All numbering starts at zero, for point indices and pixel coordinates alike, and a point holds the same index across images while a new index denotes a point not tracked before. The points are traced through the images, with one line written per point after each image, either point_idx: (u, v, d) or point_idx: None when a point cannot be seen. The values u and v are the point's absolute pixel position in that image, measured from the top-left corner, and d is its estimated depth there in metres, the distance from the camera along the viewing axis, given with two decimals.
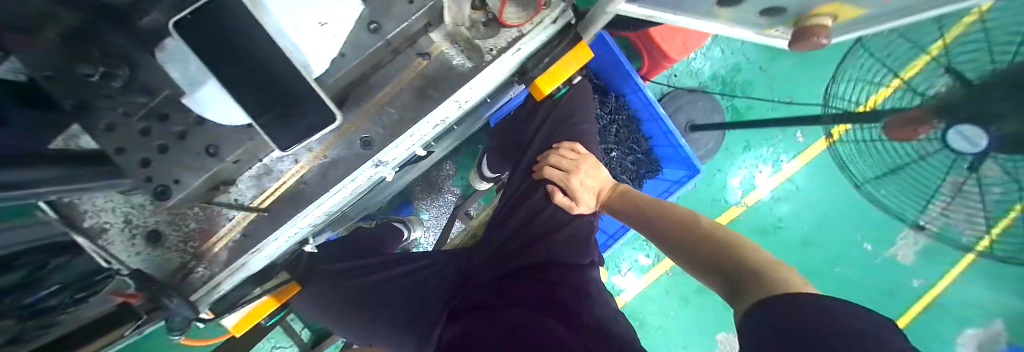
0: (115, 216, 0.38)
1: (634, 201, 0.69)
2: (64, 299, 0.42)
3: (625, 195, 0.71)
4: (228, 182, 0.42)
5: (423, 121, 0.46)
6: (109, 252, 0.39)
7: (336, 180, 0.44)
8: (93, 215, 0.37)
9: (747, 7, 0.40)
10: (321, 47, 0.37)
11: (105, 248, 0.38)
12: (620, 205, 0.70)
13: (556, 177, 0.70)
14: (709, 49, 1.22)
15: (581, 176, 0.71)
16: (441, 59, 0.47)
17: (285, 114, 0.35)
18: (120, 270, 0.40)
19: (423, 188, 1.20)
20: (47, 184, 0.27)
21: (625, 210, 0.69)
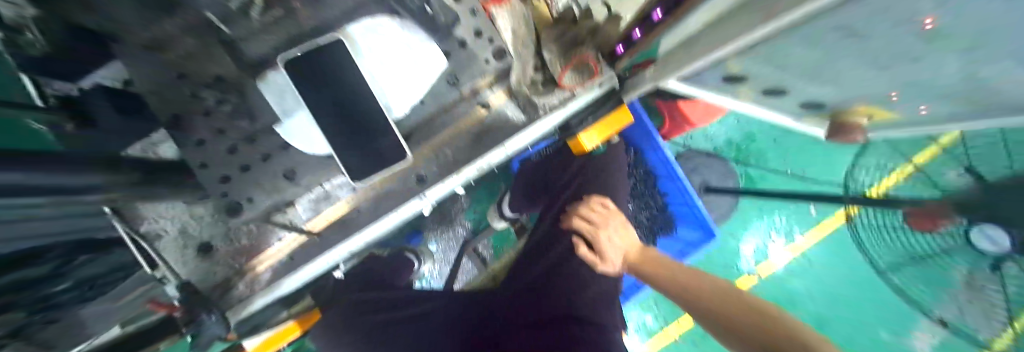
0: (172, 224, 0.40)
1: (658, 262, 0.69)
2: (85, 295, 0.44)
3: (649, 254, 0.72)
4: (291, 204, 0.44)
5: (476, 166, 0.48)
6: (160, 260, 0.39)
7: (386, 212, 0.46)
8: (152, 222, 0.38)
9: (790, 99, 0.45)
10: (404, 93, 0.42)
11: (157, 255, 0.39)
12: (644, 263, 0.70)
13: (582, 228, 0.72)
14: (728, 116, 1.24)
15: (609, 232, 0.71)
16: (498, 113, 0.49)
17: (363, 147, 0.39)
18: (163, 280, 0.40)
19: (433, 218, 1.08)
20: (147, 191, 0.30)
21: (645, 268, 0.70)
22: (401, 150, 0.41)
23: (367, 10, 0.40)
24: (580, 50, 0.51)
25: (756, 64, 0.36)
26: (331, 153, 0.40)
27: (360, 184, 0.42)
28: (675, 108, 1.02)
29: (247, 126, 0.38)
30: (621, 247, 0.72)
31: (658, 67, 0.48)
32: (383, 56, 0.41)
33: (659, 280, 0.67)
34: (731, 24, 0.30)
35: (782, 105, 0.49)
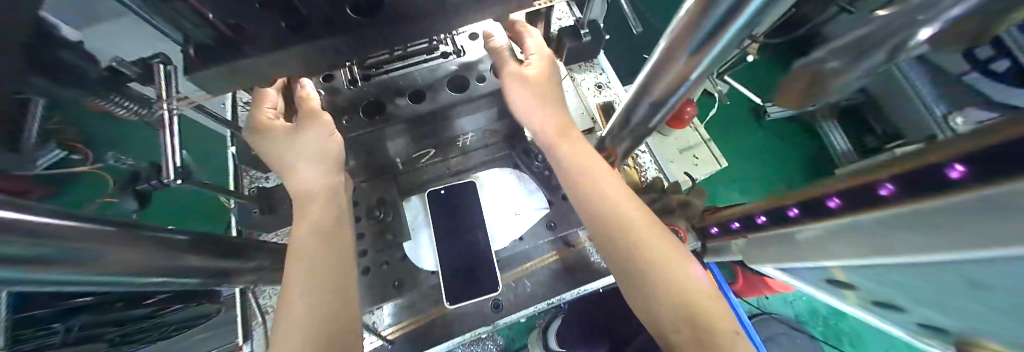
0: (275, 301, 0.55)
1: (717, 321, 0.30)
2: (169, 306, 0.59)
3: (709, 311, 0.30)
4: (381, 306, 0.48)
5: (549, 303, 0.50)
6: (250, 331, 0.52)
7: (458, 333, 0.48)
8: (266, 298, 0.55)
9: (903, 315, 0.43)
10: (508, 229, 0.50)
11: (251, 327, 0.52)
12: (701, 319, 0.30)
13: (591, 206, 0.37)
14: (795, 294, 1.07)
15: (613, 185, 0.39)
16: (582, 252, 0.52)
17: (465, 273, 0.45)
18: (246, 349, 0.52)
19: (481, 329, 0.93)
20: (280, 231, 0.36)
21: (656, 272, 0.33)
22: (494, 283, 0.44)
23: (494, 164, 0.54)
24: (666, 217, 0.57)
25: (858, 274, 0.38)
26: (434, 269, 0.46)
27: (450, 306, 0.44)
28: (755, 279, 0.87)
29: (384, 235, 0.46)
30: (666, 267, 0.33)
31: (744, 245, 0.49)
32: (499, 201, 0.51)
33: (668, 340, 0.31)
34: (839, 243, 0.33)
35: (895, 318, 0.45)
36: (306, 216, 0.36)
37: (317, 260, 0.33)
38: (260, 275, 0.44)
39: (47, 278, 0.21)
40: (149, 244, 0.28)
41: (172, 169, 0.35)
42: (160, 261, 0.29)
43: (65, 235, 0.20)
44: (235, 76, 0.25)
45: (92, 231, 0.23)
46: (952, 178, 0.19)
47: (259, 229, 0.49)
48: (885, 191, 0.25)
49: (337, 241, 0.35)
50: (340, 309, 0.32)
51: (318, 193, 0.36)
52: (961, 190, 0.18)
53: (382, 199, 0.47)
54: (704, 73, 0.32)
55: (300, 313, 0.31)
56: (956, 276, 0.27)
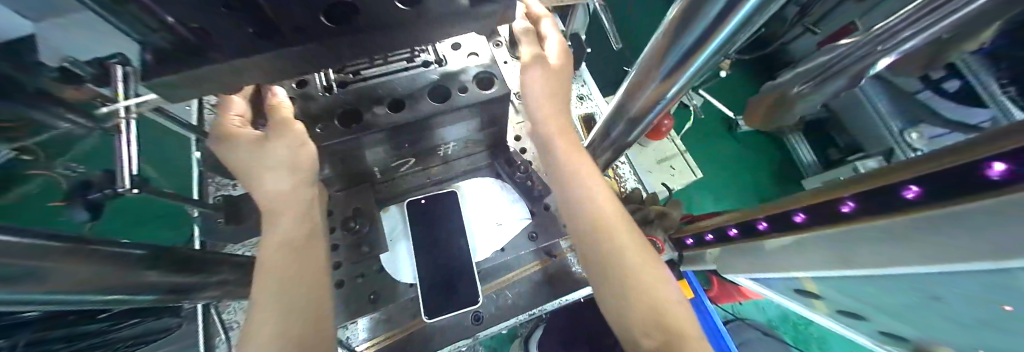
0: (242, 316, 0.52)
1: (682, 325, 0.31)
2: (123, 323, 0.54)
3: (676, 316, 0.31)
4: (356, 321, 0.46)
5: (530, 314, 0.49)
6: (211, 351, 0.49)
7: (437, 346, 0.47)
8: (232, 314, 0.52)
9: (864, 322, 0.45)
10: (491, 240, 0.49)
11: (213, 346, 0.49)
12: (667, 323, 0.30)
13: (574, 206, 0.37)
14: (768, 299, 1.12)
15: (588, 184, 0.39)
16: (564, 262, 0.53)
17: (446, 285, 0.44)
18: None
19: None
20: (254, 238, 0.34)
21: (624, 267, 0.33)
22: (474, 295, 0.44)
23: (478, 173, 0.54)
24: (645, 228, 0.58)
25: (823, 285, 0.40)
26: (413, 281, 0.45)
27: (429, 320, 0.43)
28: (730, 287, 0.91)
29: (360, 247, 0.44)
30: (639, 272, 0.33)
31: (717, 254, 0.51)
32: (481, 211, 0.51)
33: (636, 344, 0.32)
34: (811, 254, 0.35)
35: (857, 325, 0.48)
36: (277, 229, 0.34)
37: (284, 279, 0.32)
38: (224, 290, 0.42)
39: None
40: (102, 260, 0.25)
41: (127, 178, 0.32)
42: (113, 279, 0.27)
43: (15, 253, 0.19)
44: (208, 80, 0.24)
45: (43, 246, 0.21)
46: (909, 198, 0.21)
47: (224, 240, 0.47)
48: (847, 208, 0.26)
49: (309, 258, 0.34)
50: (312, 326, 0.31)
51: (290, 205, 0.35)
52: (925, 208, 0.19)
53: (358, 209, 0.45)
54: (681, 90, 0.33)
55: (266, 333, 0.29)
56: (914, 287, 0.29)
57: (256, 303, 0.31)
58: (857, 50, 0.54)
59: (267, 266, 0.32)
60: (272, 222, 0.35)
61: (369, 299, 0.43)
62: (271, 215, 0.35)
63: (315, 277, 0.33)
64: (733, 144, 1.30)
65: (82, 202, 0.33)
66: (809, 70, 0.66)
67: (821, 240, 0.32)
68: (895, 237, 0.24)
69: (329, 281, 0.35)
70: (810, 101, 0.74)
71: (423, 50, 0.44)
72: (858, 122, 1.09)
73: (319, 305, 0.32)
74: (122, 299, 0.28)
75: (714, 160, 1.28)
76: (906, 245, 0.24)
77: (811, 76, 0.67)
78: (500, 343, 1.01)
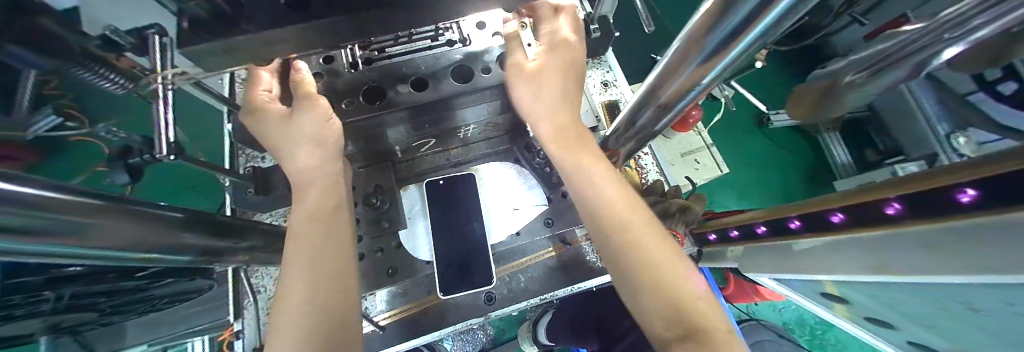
0: (266, 280, 0.55)
1: (708, 320, 0.30)
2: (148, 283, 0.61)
3: (703, 311, 0.30)
4: (376, 293, 0.48)
5: (542, 298, 0.50)
6: (241, 311, 0.52)
7: (450, 322, 0.48)
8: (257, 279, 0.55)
9: (894, 332, 0.43)
10: (507, 224, 0.50)
11: (243, 307, 0.53)
12: (693, 318, 0.30)
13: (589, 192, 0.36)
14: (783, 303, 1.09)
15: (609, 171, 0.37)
16: (577, 250, 0.53)
17: (461, 264, 0.45)
18: (235, 326, 0.52)
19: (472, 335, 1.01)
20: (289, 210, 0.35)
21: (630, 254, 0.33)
22: (488, 277, 0.44)
23: (497, 157, 0.53)
24: (664, 221, 0.57)
25: (850, 291, 0.39)
26: (430, 259, 0.46)
27: (445, 297, 0.44)
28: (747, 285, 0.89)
29: (380, 223, 0.45)
30: (662, 267, 0.32)
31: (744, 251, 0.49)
32: (498, 195, 0.51)
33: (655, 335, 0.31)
34: (841, 257, 0.33)
35: (883, 333, 0.46)
36: (304, 203, 0.35)
37: (314, 250, 0.33)
38: (251, 255, 0.44)
39: (35, 247, 0.20)
40: (143, 219, 0.27)
41: (166, 145, 0.34)
42: (151, 238, 0.28)
43: (63, 208, 0.20)
44: (239, 51, 0.24)
45: (91, 202, 0.22)
46: (962, 203, 0.19)
47: (254, 208, 0.49)
48: (892, 210, 0.25)
49: (336, 232, 0.35)
50: (340, 297, 0.32)
51: (315, 179, 0.36)
52: (985, 213, 0.18)
53: (379, 187, 0.46)
54: (718, 76, 0.31)
55: (298, 301, 0.30)
56: (952, 299, 0.27)
57: (288, 272, 0.32)
58: (921, 38, 0.46)
59: (296, 237, 0.33)
60: (300, 196, 0.36)
61: (387, 272, 0.44)
62: (299, 188, 0.36)
63: (338, 249, 0.34)
64: (762, 140, 1.24)
65: (126, 165, 0.35)
66: (868, 56, 0.57)
67: (855, 243, 0.30)
68: (942, 245, 0.22)
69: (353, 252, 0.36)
70: (865, 92, 0.65)
71: (447, 29, 0.43)
72: (902, 123, 1.02)
73: (344, 279, 0.33)
74: (153, 257, 0.30)
75: (742, 156, 1.22)
76: (950, 255, 0.22)
77: (871, 62, 0.57)
78: (507, 324, 1.04)
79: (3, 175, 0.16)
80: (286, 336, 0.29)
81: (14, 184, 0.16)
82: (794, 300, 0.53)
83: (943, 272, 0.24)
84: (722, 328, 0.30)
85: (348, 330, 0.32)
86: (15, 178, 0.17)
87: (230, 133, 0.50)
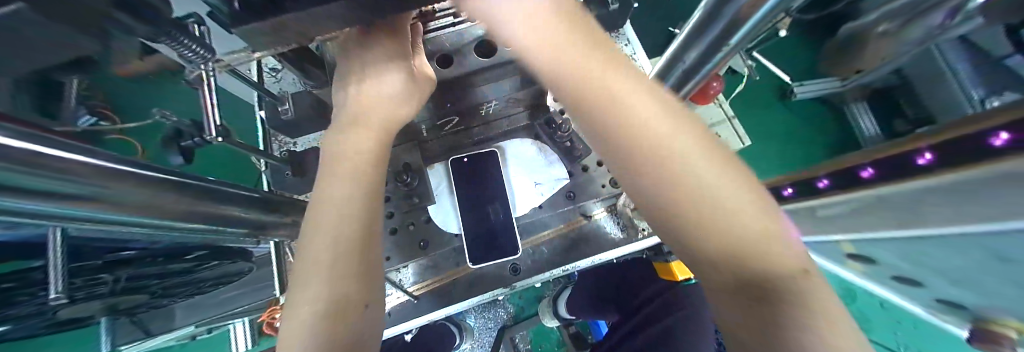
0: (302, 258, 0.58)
1: (777, 261, 0.20)
2: (191, 266, 0.66)
3: (767, 251, 0.20)
4: (405, 266, 0.51)
5: (565, 269, 0.52)
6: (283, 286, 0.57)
7: (478, 292, 0.51)
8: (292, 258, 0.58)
9: (923, 290, 0.43)
10: (530, 199, 0.51)
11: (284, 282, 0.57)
12: (748, 261, 0.20)
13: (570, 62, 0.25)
14: None
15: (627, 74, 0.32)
16: (598, 222, 0.54)
17: (488, 236, 0.47)
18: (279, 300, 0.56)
19: (495, 312, 1.06)
20: (328, 156, 0.33)
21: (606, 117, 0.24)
22: (515, 247, 0.46)
23: (517, 135, 0.54)
24: None
25: (884, 252, 0.39)
26: (458, 232, 0.49)
27: (474, 266, 0.47)
28: None
29: (411, 199, 0.47)
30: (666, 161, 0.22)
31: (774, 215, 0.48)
32: (520, 170, 0.52)
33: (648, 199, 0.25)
34: (868, 214, 0.34)
35: (910, 292, 0.46)
36: (337, 152, 0.33)
37: (337, 214, 0.30)
38: (293, 231, 0.47)
39: (77, 212, 0.22)
40: (190, 190, 0.29)
41: (213, 127, 0.36)
42: (200, 211, 0.31)
43: (108, 176, 0.22)
44: (268, 31, 0.25)
45: (135, 173, 0.24)
46: (994, 148, 0.19)
47: (291, 191, 0.52)
48: (923, 161, 0.24)
49: (361, 173, 0.32)
50: (356, 249, 0.30)
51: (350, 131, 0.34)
52: (1005, 157, 0.17)
53: (407, 164, 0.47)
54: (745, 36, 0.30)
55: (316, 266, 0.28)
56: (982, 251, 0.27)
57: (322, 201, 0.30)
58: None
59: (321, 197, 0.31)
60: (327, 151, 0.34)
61: (418, 245, 0.47)
62: (326, 143, 0.35)
63: (358, 207, 0.30)
64: (782, 113, 1.20)
65: (178, 147, 0.39)
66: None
67: (884, 197, 0.29)
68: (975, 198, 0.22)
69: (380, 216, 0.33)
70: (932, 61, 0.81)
71: None
72: (934, 89, 0.98)
73: (366, 246, 0.30)
74: (199, 227, 0.32)
75: (761, 131, 1.20)
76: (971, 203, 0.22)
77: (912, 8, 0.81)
78: (527, 302, 1.07)
79: (64, 145, 0.19)
80: (308, 295, 0.27)
81: (57, 150, 0.18)
82: (819, 262, 0.54)
83: (978, 222, 0.24)
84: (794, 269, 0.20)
85: (370, 294, 0.30)
86: (73, 148, 0.20)
87: (264, 119, 0.53)
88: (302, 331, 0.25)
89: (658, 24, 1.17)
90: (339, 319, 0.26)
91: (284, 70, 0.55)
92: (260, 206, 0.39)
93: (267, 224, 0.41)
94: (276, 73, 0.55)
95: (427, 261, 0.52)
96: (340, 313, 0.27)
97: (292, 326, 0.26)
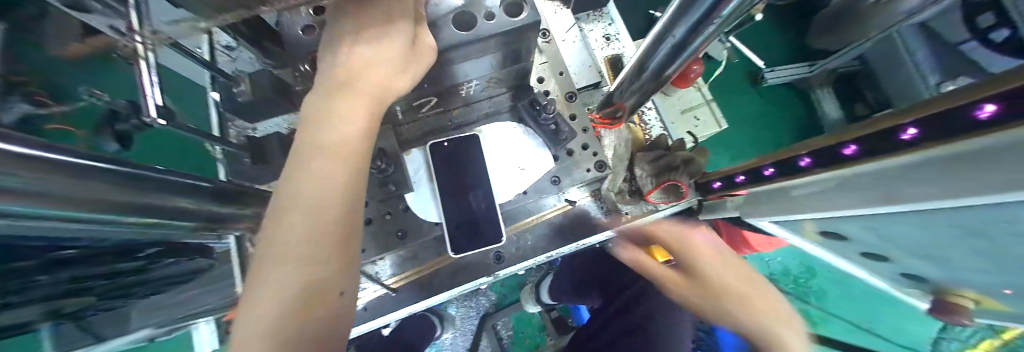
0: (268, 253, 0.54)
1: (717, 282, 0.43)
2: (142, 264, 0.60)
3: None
4: (383, 258, 0.48)
5: (549, 255, 0.51)
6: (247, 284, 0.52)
7: (461, 281, 0.50)
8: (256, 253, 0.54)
9: (888, 265, 0.46)
10: (515, 186, 0.49)
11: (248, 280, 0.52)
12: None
13: None
14: (772, 257, 1.15)
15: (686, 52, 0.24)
16: (583, 210, 0.53)
17: (470, 224, 0.45)
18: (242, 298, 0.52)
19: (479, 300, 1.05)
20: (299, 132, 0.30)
21: None
22: (498, 235, 0.45)
23: (500, 118, 0.52)
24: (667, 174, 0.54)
25: (857, 229, 0.40)
26: (438, 221, 0.46)
27: (456, 256, 0.45)
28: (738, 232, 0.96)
29: (387, 186, 0.44)
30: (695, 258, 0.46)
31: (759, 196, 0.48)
32: (504, 155, 0.50)
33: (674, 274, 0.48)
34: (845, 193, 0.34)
35: (878, 267, 0.49)
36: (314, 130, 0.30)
37: (314, 193, 0.28)
38: (254, 225, 0.43)
39: None
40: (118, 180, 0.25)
41: (154, 107, 0.32)
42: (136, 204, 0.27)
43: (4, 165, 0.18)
44: None
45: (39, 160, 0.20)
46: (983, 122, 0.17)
47: (252, 180, 0.48)
48: (907, 137, 0.23)
49: (342, 154, 0.30)
50: (336, 235, 0.28)
51: (322, 110, 0.31)
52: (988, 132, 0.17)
53: (381, 150, 0.44)
54: (735, 10, 0.29)
55: (295, 253, 0.26)
56: (952, 226, 0.28)
57: (298, 179, 0.28)
58: None
59: (301, 172, 0.29)
60: (299, 131, 0.31)
61: (397, 235, 0.45)
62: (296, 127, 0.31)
63: (338, 188, 0.29)
64: (756, 100, 1.24)
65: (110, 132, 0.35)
66: None
67: (867, 173, 0.29)
68: (913, 185, 0.25)
69: (361, 203, 0.31)
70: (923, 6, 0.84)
71: None
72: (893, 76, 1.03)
73: (350, 230, 0.30)
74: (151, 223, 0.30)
75: (736, 116, 1.23)
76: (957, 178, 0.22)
77: None
78: (510, 289, 1.07)
79: None
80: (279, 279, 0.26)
81: None
82: (791, 241, 0.57)
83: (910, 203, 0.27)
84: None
85: (349, 281, 0.29)
86: None
87: (217, 103, 0.48)
88: (275, 315, 0.24)
89: (639, 8, 1.15)
90: (319, 304, 0.26)
91: (239, 48, 0.49)
92: (214, 198, 0.35)
93: (221, 218, 0.37)
94: (229, 51, 0.50)
95: (406, 254, 0.49)
96: (320, 299, 0.26)
97: (259, 313, 0.25)
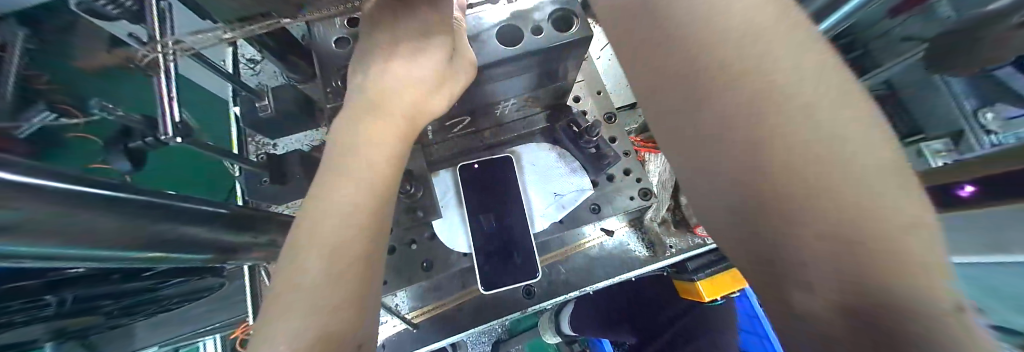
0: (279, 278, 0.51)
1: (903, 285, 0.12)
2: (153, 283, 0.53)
3: (914, 263, 0.12)
4: (404, 289, 0.44)
5: (583, 291, 0.46)
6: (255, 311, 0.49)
7: (487, 317, 0.45)
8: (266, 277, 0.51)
9: None
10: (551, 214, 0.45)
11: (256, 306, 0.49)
12: (886, 280, 0.12)
13: None
14: None
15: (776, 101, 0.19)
16: (621, 241, 0.48)
17: (503, 255, 0.41)
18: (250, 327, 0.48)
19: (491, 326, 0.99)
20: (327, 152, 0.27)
21: None
22: (533, 270, 0.41)
23: (533, 139, 0.48)
24: None
25: None
26: (467, 251, 0.42)
27: (486, 291, 0.41)
28: None
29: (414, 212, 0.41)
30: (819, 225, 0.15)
31: None
32: (539, 179, 0.46)
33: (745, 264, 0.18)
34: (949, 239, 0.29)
35: None
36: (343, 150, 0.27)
37: (336, 219, 0.23)
38: (268, 252, 0.40)
39: None
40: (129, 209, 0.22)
41: (171, 124, 0.29)
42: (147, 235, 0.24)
43: None
44: None
45: None
46: None
47: (268, 200, 0.45)
48: None
49: (369, 177, 0.26)
50: (356, 271, 0.23)
51: (353, 128, 0.28)
52: None
53: (410, 172, 0.41)
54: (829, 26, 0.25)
55: (304, 295, 0.20)
56: None
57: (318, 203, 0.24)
58: None
59: (324, 195, 0.24)
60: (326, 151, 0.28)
61: (423, 265, 0.41)
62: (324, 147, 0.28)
63: (359, 215, 0.24)
64: None
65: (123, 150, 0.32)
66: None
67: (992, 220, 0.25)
68: None
69: (387, 233, 0.27)
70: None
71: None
72: None
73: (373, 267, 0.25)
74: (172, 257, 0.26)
75: None
76: None
77: None
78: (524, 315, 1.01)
79: None
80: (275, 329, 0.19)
81: None
82: None
83: None
84: (954, 305, 0.11)
85: (366, 331, 0.23)
86: None
87: (238, 119, 0.46)
88: None
89: None
90: None
91: (264, 62, 0.48)
92: (230, 224, 0.32)
93: (235, 245, 0.34)
94: (254, 65, 0.48)
95: (430, 285, 0.45)
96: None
97: None
